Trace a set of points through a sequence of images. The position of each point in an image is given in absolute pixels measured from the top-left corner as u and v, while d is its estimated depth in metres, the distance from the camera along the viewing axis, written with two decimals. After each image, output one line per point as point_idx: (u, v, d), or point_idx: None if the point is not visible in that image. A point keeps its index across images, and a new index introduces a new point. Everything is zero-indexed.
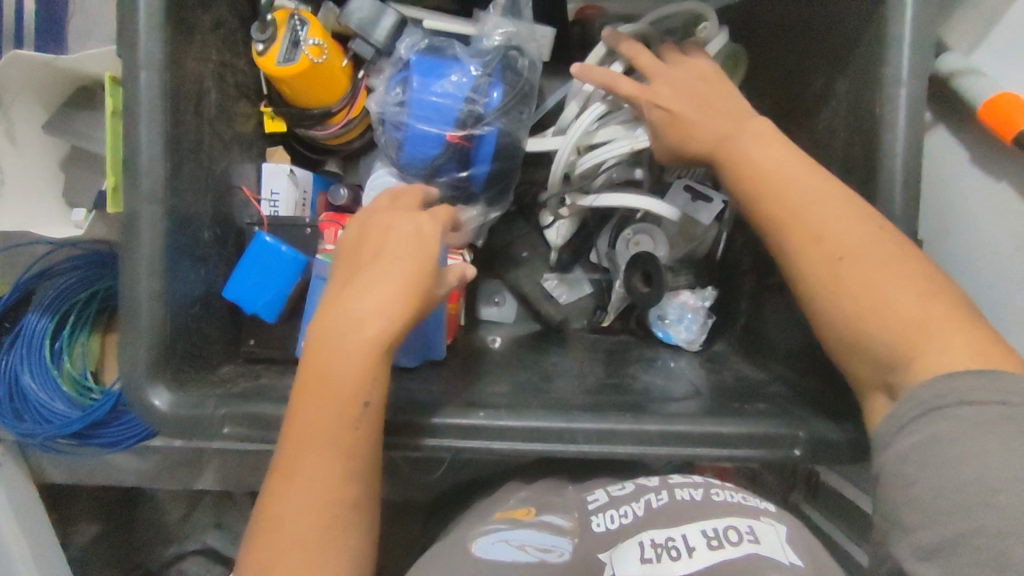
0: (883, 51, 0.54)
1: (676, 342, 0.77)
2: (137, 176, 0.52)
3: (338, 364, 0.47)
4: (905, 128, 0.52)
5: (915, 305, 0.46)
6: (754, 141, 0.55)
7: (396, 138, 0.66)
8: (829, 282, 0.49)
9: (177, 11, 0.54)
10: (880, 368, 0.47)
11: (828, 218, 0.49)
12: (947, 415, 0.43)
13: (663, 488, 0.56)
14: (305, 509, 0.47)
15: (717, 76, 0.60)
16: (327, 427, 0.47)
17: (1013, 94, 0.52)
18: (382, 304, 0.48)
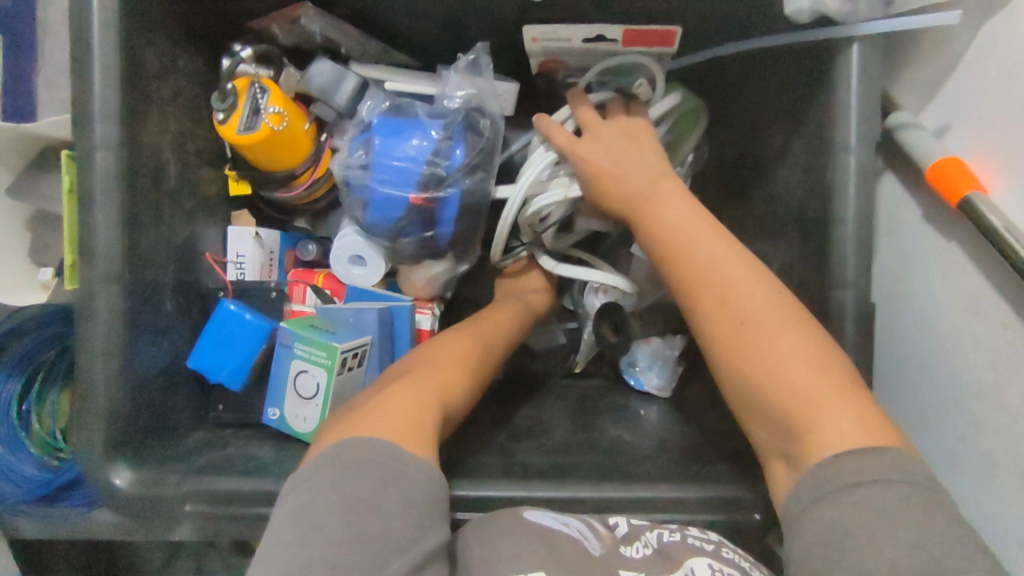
0: (831, 117, 0.55)
1: (647, 388, 0.78)
2: (95, 257, 0.52)
3: (431, 369, 0.54)
4: (853, 194, 0.54)
5: (809, 372, 0.45)
6: (668, 204, 0.57)
7: (361, 200, 0.67)
8: (731, 345, 0.49)
9: (134, 92, 0.55)
10: (781, 438, 0.46)
11: (724, 282, 0.50)
12: (841, 498, 0.40)
13: (677, 527, 0.50)
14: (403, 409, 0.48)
15: (641, 133, 0.63)
16: (445, 371, 0.54)
17: (957, 158, 0.53)
18: (466, 349, 0.59)
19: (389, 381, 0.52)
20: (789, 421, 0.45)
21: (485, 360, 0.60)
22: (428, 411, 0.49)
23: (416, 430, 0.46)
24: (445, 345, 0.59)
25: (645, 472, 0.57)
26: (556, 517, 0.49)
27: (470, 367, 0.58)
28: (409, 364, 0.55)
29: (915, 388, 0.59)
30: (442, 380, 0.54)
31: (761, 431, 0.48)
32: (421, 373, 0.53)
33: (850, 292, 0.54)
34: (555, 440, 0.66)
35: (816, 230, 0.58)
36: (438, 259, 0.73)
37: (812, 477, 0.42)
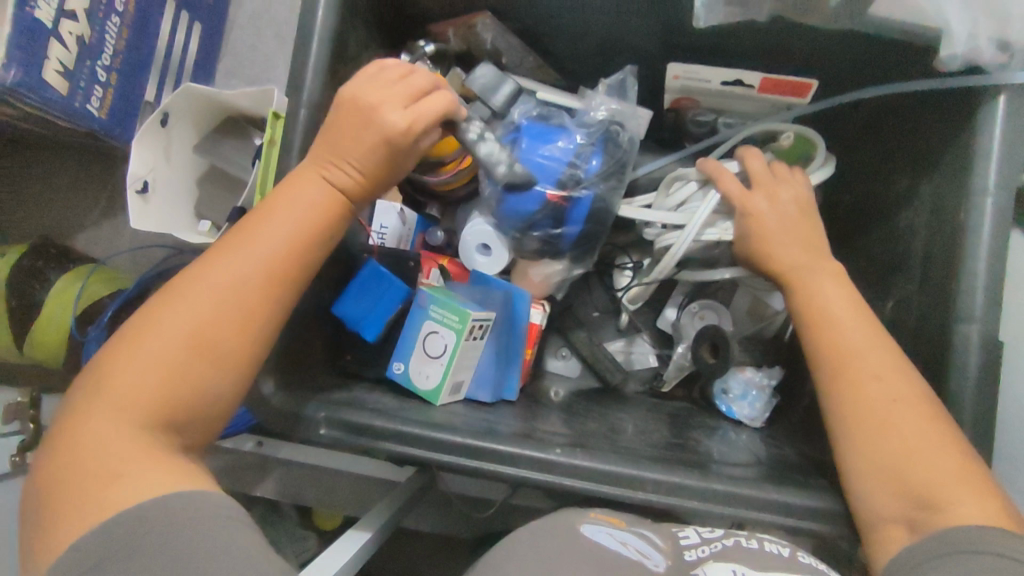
0: (971, 160, 0.57)
1: (738, 418, 0.79)
2: None
3: (159, 356, 0.47)
4: (989, 234, 0.56)
5: (948, 458, 0.50)
6: (825, 280, 0.62)
7: (500, 192, 0.74)
8: (869, 415, 0.54)
9: (336, 65, 0.64)
10: (907, 505, 0.50)
11: (875, 365, 0.55)
12: (983, 557, 0.44)
13: (753, 535, 0.52)
14: (139, 384, 0.46)
15: (808, 212, 0.67)
16: (194, 300, 0.49)
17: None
18: (262, 263, 0.51)
19: (122, 385, 0.46)
20: (919, 496, 0.49)
21: (308, 225, 0.53)
22: (131, 433, 0.45)
23: (143, 464, 0.44)
24: (176, 298, 0.49)
25: (740, 474, 0.58)
26: (613, 535, 0.50)
27: (255, 304, 0.50)
28: (113, 360, 0.47)
29: None
30: (211, 337, 0.48)
31: (884, 498, 0.51)
32: (126, 390, 0.46)
33: (977, 326, 0.55)
34: (650, 440, 0.68)
35: (942, 268, 0.59)
36: (556, 258, 0.78)
37: (950, 538, 0.47)
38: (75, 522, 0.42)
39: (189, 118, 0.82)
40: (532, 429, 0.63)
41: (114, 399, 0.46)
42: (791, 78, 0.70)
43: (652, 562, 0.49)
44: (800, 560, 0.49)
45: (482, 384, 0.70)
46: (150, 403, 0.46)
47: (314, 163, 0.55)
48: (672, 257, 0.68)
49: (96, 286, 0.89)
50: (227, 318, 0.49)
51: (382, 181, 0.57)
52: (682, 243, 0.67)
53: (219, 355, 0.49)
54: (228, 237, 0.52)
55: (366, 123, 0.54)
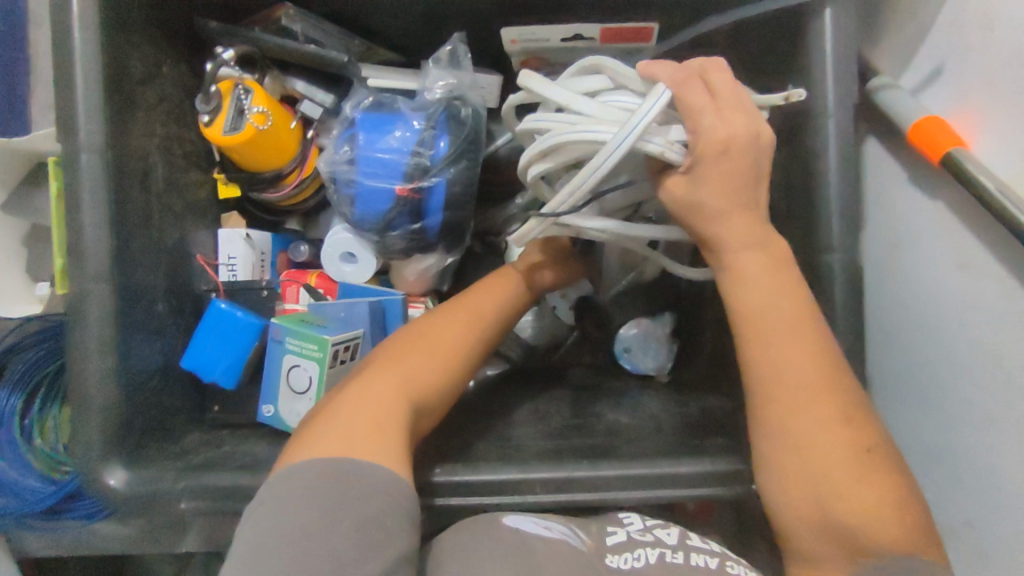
0: (812, 83, 0.55)
1: (644, 370, 0.78)
2: (84, 258, 0.52)
3: (394, 372, 0.49)
4: (837, 159, 0.53)
5: (881, 510, 0.42)
6: (754, 269, 0.48)
7: (348, 195, 0.68)
8: (803, 457, 0.44)
9: (118, 94, 0.55)
10: (837, 555, 0.43)
11: (804, 378, 0.45)
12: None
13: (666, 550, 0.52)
14: (358, 411, 0.45)
15: (756, 177, 0.48)
16: (409, 358, 0.51)
17: (938, 120, 0.53)
18: (440, 345, 0.53)
19: (355, 402, 0.46)
20: (851, 543, 0.43)
21: (497, 315, 0.60)
22: (376, 421, 0.45)
23: (391, 442, 0.44)
24: (416, 337, 0.54)
25: (640, 452, 0.56)
26: (539, 522, 0.48)
27: (465, 350, 0.55)
28: (332, 394, 0.48)
29: (910, 355, 0.59)
30: (424, 371, 0.51)
31: (808, 533, 0.44)
32: (352, 405, 0.46)
33: (839, 257, 0.53)
34: (551, 428, 0.65)
35: (801, 199, 0.57)
36: (427, 252, 0.73)
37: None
38: (346, 455, 0.42)
39: None
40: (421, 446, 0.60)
41: (325, 419, 0.45)
42: (630, 26, 0.65)
43: (574, 540, 0.47)
44: (729, 571, 0.45)
45: None
46: (365, 419, 0.45)
47: (538, 277, 0.68)
48: (597, 168, 0.45)
49: None
50: (442, 362, 0.53)
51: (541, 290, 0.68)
52: (624, 135, 0.44)
53: (422, 383, 0.50)
54: (480, 284, 0.63)
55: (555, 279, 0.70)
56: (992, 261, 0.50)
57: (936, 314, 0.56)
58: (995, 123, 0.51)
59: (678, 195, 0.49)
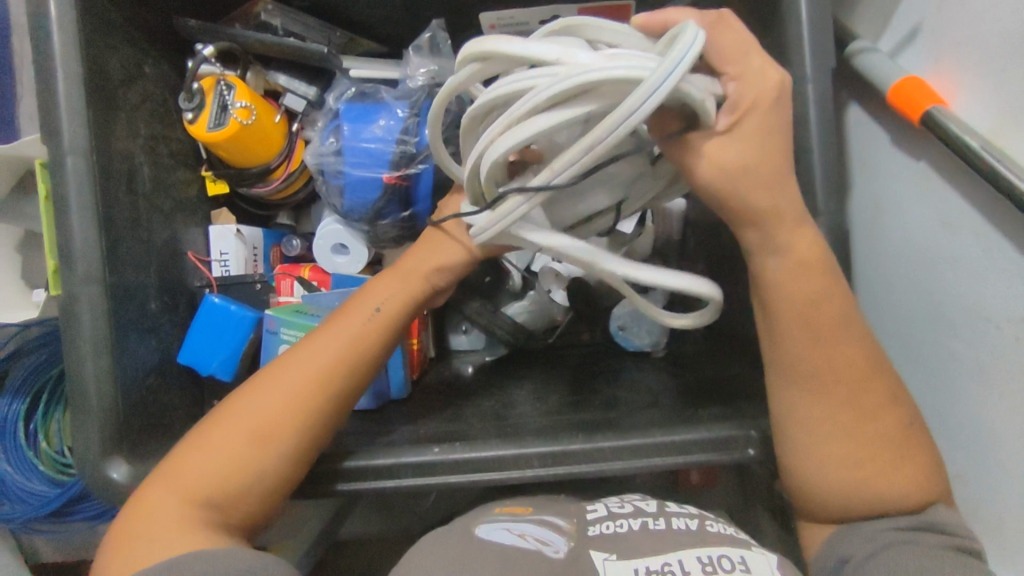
0: (789, 49, 0.55)
1: (639, 348, 0.78)
2: (74, 261, 0.53)
3: (221, 447, 0.49)
4: (817, 123, 0.54)
5: (901, 468, 0.47)
6: (780, 263, 0.47)
7: (337, 186, 0.68)
8: (831, 421, 0.48)
9: (98, 95, 0.56)
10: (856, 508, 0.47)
11: (832, 346, 0.47)
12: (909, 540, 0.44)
13: (660, 515, 0.54)
14: (203, 468, 0.49)
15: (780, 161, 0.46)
16: (258, 407, 0.51)
17: (915, 86, 0.53)
18: (293, 392, 0.51)
19: (191, 458, 0.49)
20: (864, 490, 0.47)
21: (354, 343, 0.54)
22: (189, 502, 0.48)
23: (202, 508, 0.48)
24: (257, 387, 0.52)
25: (635, 424, 0.57)
26: (512, 529, 0.52)
27: (336, 369, 0.53)
28: (197, 433, 0.51)
29: (900, 315, 0.59)
30: (253, 434, 0.50)
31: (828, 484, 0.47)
32: (195, 463, 0.49)
33: (824, 221, 0.53)
34: (548, 406, 0.66)
35: None
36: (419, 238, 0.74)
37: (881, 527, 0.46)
38: (172, 517, 0.47)
39: None
40: (420, 428, 0.61)
41: (175, 467, 0.49)
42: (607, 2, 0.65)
43: (552, 548, 0.50)
44: (708, 529, 0.52)
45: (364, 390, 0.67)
46: (204, 480, 0.48)
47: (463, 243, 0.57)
48: (640, 105, 0.36)
49: None
50: (278, 418, 0.51)
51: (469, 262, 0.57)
52: (668, 70, 0.36)
53: (243, 450, 0.50)
54: (371, 290, 0.57)
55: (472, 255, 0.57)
56: (974, 218, 0.50)
57: (924, 273, 0.56)
58: (973, 80, 0.51)
59: (719, 161, 0.43)
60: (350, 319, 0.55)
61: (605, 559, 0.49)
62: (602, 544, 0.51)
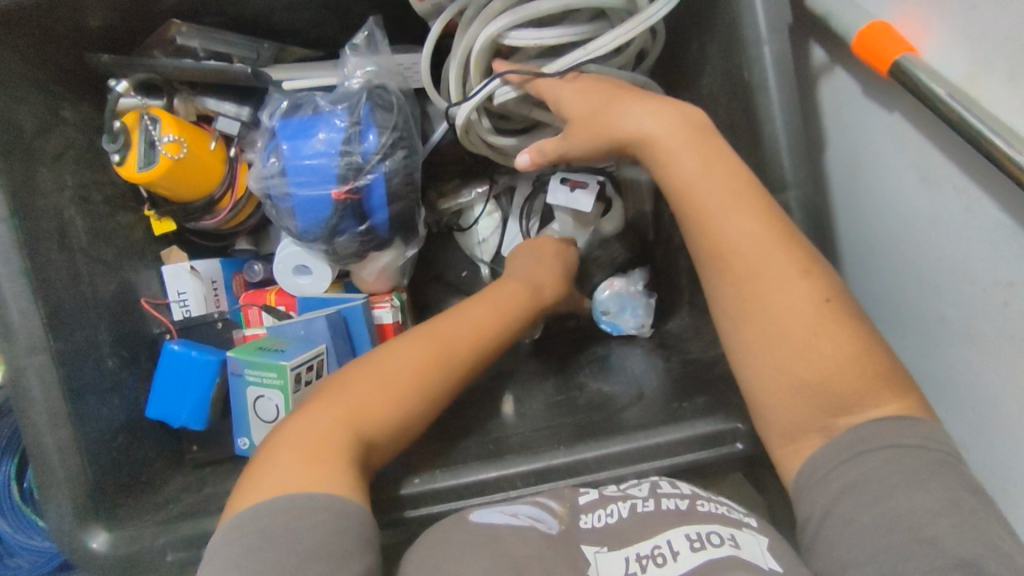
0: (739, 10, 0.50)
1: (626, 330, 0.74)
2: (13, 333, 0.50)
3: (409, 365, 0.50)
4: (778, 88, 0.49)
5: (851, 369, 0.41)
6: (643, 118, 0.49)
7: (287, 209, 0.65)
8: (767, 325, 0.43)
9: (8, 153, 0.52)
10: (821, 413, 0.42)
11: (747, 241, 0.44)
12: (869, 455, 0.39)
13: (649, 495, 0.45)
14: (386, 389, 0.49)
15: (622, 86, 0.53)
16: (449, 339, 0.53)
17: (885, 39, 0.48)
18: (479, 334, 0.55)
19: (389, 373, 0.49)
20: (828, 399, 0.41)
21: (505, 328, 0.57)
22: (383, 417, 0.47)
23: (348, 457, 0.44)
24: (433, 329, 0.53)
25: (623, 425, 0.55)
26: (503, 510, 0.44)
27: (505, 329, 0.58)
28: (380, 355, 0.51)
29: (883, 279, 0.56)
30: (435, 363, 0.51)
31: (795, 409, 0.42)
32: (387, 380, 0.49)
33: (792, 195, 0.50)
34: (533, 410, 0.64)
35: (746, 135, 0.53)
36: (382, 249, 0.71)
37: (845, 442, 0.41)
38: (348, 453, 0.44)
39: None
40: (409, 450, 0.60)
41: (359, 380, 0.49)
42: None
43: (545, 525, 0.42)
44: (699, 510, 0.42)
45: None
46: (398, 399, 0.49)
47: (559, 96, 0.55)
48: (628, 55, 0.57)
49: None
50: (451, 349, 0.52)
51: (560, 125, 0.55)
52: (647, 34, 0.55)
53: (412, 376, 0.50)
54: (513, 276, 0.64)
55: (558, 105, 0.55)
56: (954, 174, 0.46)
57: (906, 233, 0.52)
58: (943, 20, 0.46)
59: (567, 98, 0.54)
60: (511, 286, 0.61)
61: (595, 552, 0.41)
62: (589, 535, 0.42)
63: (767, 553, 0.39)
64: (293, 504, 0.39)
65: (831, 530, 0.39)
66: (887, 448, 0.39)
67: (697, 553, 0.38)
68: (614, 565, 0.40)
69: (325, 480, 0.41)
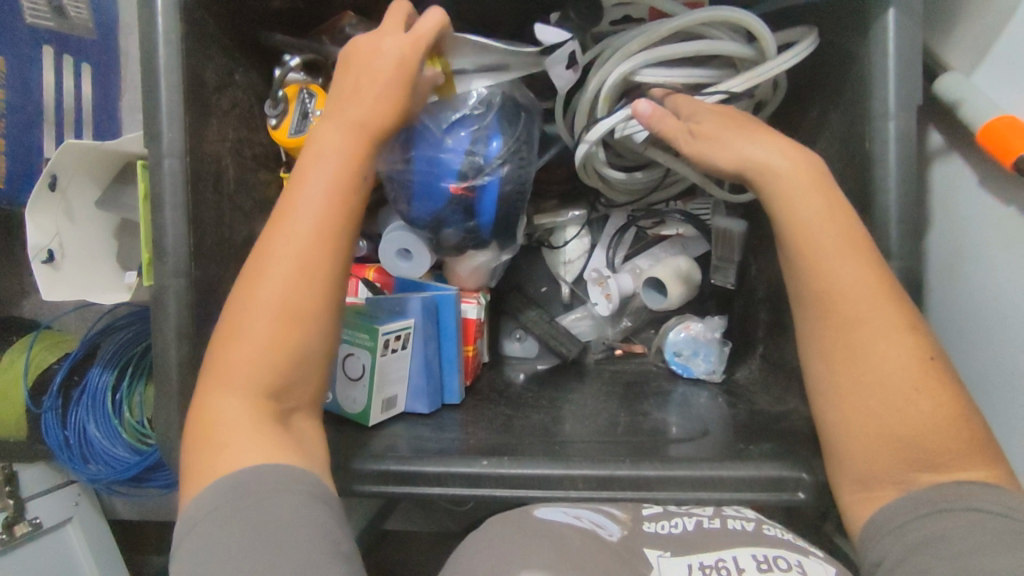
0: (872, 84, 0.53)
1: (697, 375, 0.77)
2: (164, 254, 0.57)
3: (262, 347, 0.48)
4: (898, 163, 0.51)
5: (946, 432, 0.43)
6: (778, 156, 0.50)
7: (406, 193, 0.71)
8: (860, 377, 0.45)
9: (194, 104, 0.60)
10: (904, 466, 0.43)
11: (864, 293, 0.46)
12: (952, 514, 0.40)
13: (717, 514, 0.47)
14: (240, 398, 0.47)
15: (745, 120, 0.54)
16: (241, 344, 0.48)
17: (1016, 133, 0.49)
18: (287, 278, 0.50)
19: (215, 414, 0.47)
20: (914, 453, 0.43)
21: (322, 241, 0.51)
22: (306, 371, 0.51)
23: (252, 446, 0.45)
24: (240, 320, 0.49)
25: (685, 455, 0.56)
26: (568, 512, 0.47)
27: (323, 249, 0.51)
28: (201, 392, 0.48)
29: (974, 367, 0.56)
30: (302, 301, 0.50)
31: (878, 458, 0.44)
32: (232, 403, 0.47)
33: (896, 265, 0.51)
34: (595, 426, 0.66)
35: (856, 202, 0.55)
36: (481, 248, 0.76)
37: (926, 499, 0.42)
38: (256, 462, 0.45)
39: (81, 174, 0.78)
40: (470, 438, 0.63)
41: (212, 412, 0.47)
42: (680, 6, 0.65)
43: (606, 532, 0.44)
44: (766, 532, 0.44)
45: (423, 396, 0.69)
46: (248, 397, 0.47)
47: (697, 111, 0.55)
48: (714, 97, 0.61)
49: (43, 350, 0.87)
50: (317, 276, 0.51)
51: (686, 124, 0.56)
52: (769, 67, 0.58)
53: (304, 334, 0.50)
54: (317, 135, 0.54)
55: (693, 117, 0.56)
56: None
57: (1007, 323, 0.53)
58: None
59: (684, 108, 0.57)
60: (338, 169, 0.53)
61: (658, 556, 0.43)
62: (654, 541, 0.44)
63: None
64: (283, 481, 0.44)
65: None
66: (971, 511, 0.40)
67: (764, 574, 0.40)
68: (677, 570, 0.42)
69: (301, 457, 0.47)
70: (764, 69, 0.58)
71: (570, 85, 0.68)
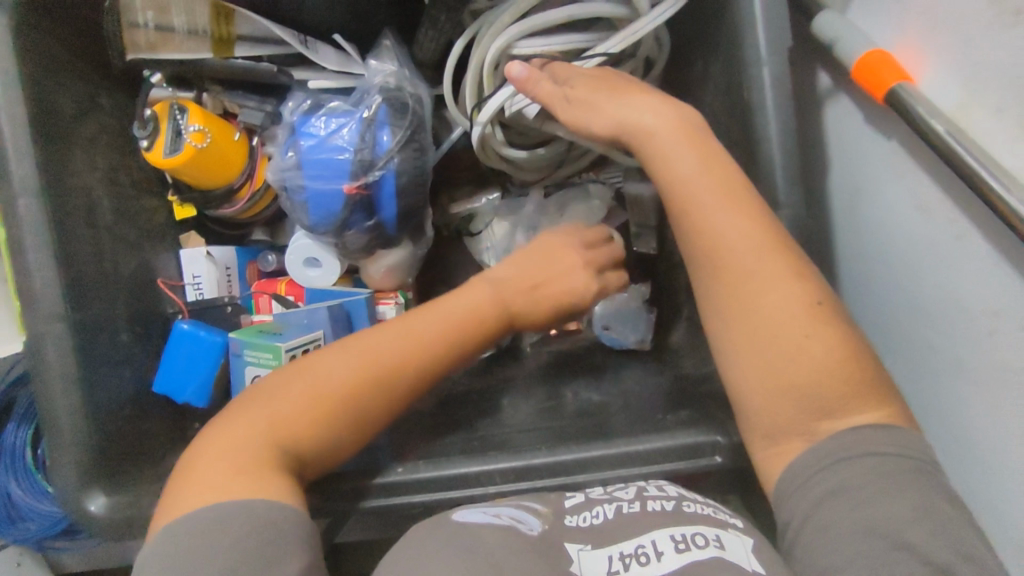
0: (741, 32, 0.51)
1: (627, 345, 0.75)
2: (35, 300, 0.53)
3: (258, 416, 0.46)
4: (775, 109, 0.50)
5: (840, 377, 0.42)
6: (650, 115, 0.49)
7: (301, 202, 0.68)
8: (751, 332, 0.44)
9: (47, 135, 0.55)
10: (804, 417, 0.43)
11: (748, 245, 0.45)
12: (853, 462, 0.40)
13: (637, 496, 0.46)
14: (217, 464, 0.44)
15: (616, 80, 0.52)
16: (233, 438, 0.45)
17: (887, 66, 0.48)
18: (310, 393, 0.48)
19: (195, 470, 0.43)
20: (812, 401, 0.43)
21: (376, 372, 0.49)
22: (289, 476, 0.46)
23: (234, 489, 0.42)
24: (246, 406, 0.47)
25: (605, 433, 0.55)
26: (487, 510, 0.45)
27: (380, 375, 0.49)
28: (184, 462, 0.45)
29: (878, 304, 0.56)
30: (302, 419, 0.47)
31: (778, 412, 0.43)
32: (211, 465, 0.44)
33: (785, 213, 0.50)
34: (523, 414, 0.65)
35: (743, 154, 0.54)
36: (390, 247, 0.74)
37: (828, 448, 0.41)
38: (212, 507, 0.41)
39: None
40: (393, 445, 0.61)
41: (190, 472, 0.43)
42: None
43: (525, 526, 0.43)
44: (685, 510, 0.43)
45: None
46: (229, 473, 0.43)
47: (570, 76, 0.53)
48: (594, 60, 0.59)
49: None
50: (331, 406, 0.48)
51: (562, 90, 0.53)
52: (643, 24, 0.56)
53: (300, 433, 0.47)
54: (465, 286, 0.57)
55: (568, 82, 0.53)
56: (947, 204, 0.47)
57: (901, 257, 0.52)
58: (940, 52, 0.47)
59: (557, 74, 0.54)
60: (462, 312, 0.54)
61: (579, 549, 0.42)
62: (575, 534, 0.43)
63: (751, 556, 0.39)
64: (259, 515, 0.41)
65: (811, 534, 0.39)
66: (871, 456, 0.40)
67: (682, 554, 0.39)
68: (599, 562, 0.41)
69: (269, 492, 0.43)
70: (638, 26, 0.56)
71: (453, 67, 0.66)
